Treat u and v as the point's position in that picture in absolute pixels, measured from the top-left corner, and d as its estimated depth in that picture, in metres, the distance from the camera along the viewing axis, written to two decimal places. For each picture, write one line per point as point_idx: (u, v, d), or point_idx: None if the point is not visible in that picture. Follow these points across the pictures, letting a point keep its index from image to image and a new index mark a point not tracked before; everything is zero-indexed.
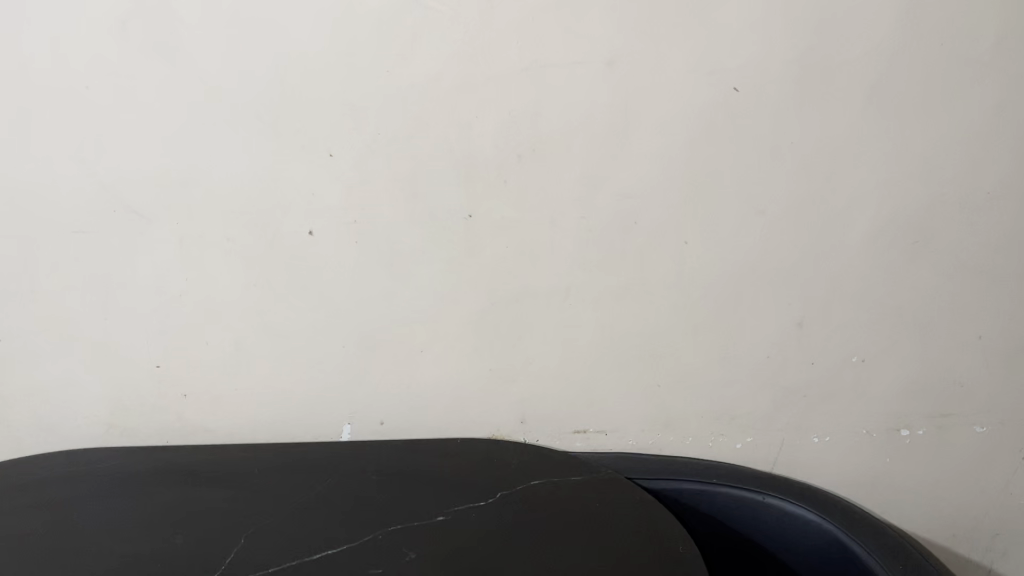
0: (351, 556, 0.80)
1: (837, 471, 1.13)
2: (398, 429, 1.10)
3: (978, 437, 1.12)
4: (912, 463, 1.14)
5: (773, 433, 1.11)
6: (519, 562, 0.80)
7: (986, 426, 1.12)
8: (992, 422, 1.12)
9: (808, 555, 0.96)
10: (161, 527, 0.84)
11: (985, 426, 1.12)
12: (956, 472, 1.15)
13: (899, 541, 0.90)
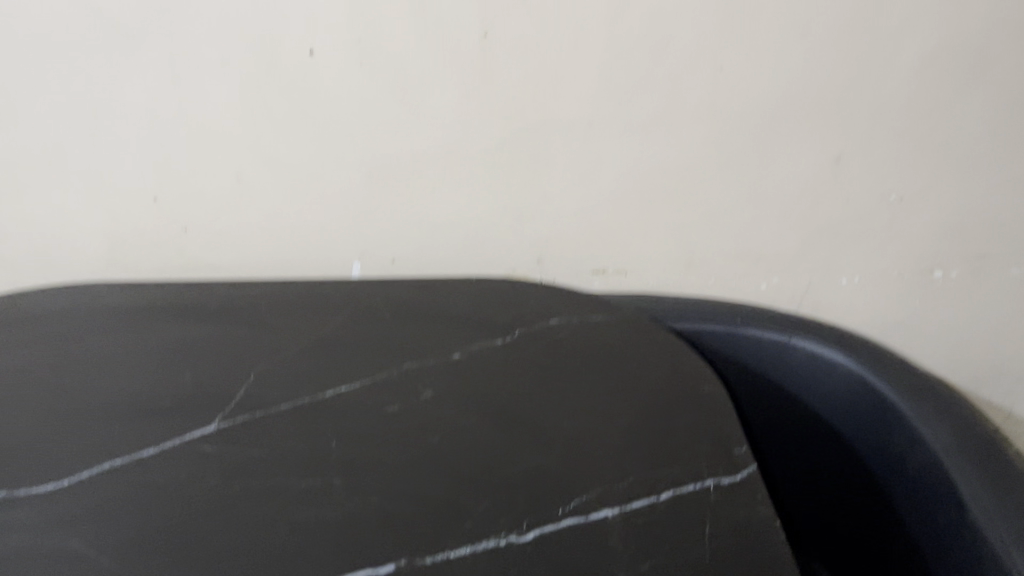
0: (366, 397, 0.78)
1: (863, 313, 1.10)
2: (410, 267, 1.06)
3: (1015, 278, 1.08)
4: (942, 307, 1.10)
5: (798, 274, 1.08)
6: (541, 403, 0.78)
7: None
8: None
9: (836, 398, 0.93)
10: (168, 363, 0.81)
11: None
12: (987, 315, 1.11)
13: (925, 381, 0.88)
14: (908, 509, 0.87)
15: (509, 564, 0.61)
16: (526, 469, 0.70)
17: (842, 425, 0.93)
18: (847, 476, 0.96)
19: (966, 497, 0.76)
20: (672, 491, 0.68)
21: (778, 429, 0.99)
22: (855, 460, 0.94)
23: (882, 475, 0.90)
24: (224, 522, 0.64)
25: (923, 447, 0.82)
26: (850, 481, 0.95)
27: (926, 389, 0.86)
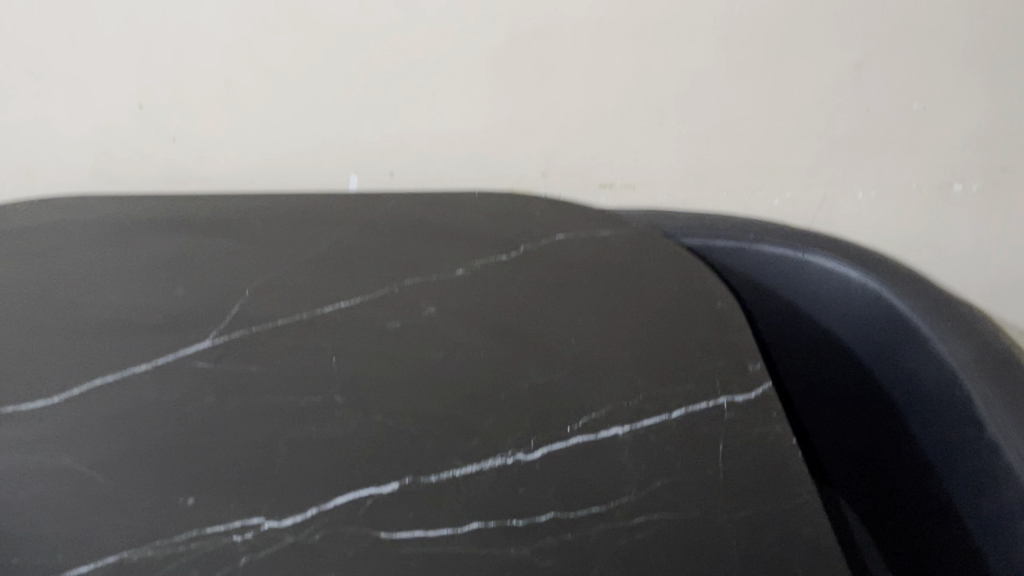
0: (367, 313, 0.75)
1: (879, 228, 1.07)
2: (409, 180, 1.02)
3: None
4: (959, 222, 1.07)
5: (813, 188, 1.04)
6: (548, 318, 0.75)
7: None
8: None
9: (852, 318, 0.89)
10: (160, 277, 0.78)
11: None
12: (1006, 231, 1.07)
13: (944, 297, 0.84)
14: (919, 430, 0.84)
15: (517, 482, 0.60)
16: (533, 387, 0.67)
17: (858, 346, 0.90)
18: (858, 399, 0.93)
19: (981, 413, 0.73)
20: (684, 408, 0.66)
21: (790, 349, 0.96)
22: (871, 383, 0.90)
23: (894, 397, 0.87)
24: (221, 440, 0.62)
25: (938, 365, 0.79)
26: (862, 404, 0.92)
27: (947, 309, 0.83)
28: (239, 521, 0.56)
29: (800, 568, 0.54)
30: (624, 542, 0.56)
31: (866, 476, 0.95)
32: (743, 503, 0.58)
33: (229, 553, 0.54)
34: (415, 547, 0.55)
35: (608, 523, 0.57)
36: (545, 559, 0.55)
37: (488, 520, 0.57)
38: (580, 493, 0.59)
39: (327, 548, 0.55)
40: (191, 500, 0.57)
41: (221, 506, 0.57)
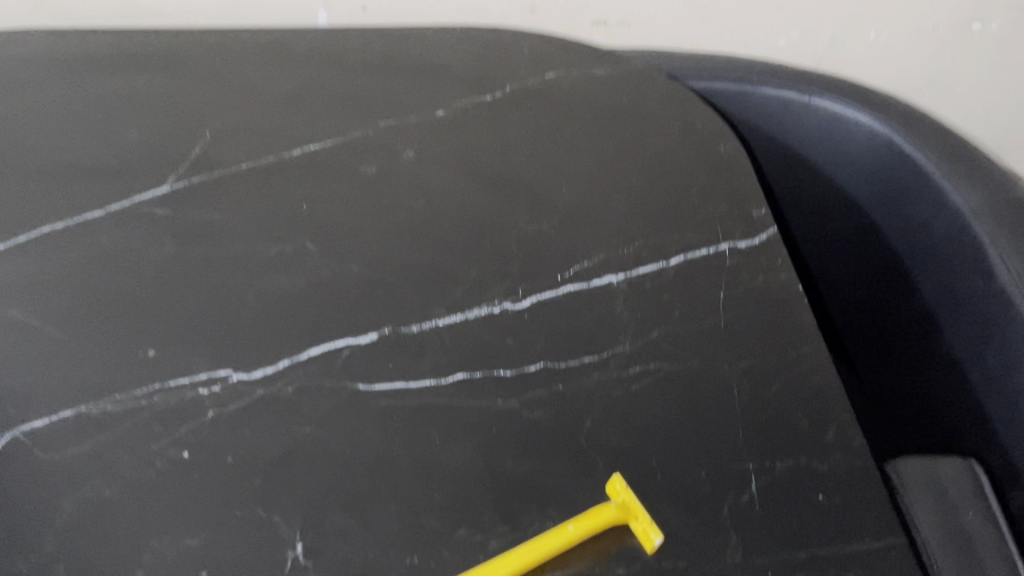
0: (338, 156, 0.68)
1: (889, 71, 1.01)
2: (385, 14, 0.93)
3: None
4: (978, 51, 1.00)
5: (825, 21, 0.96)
6: (538, 160, 0.69)
7: None
8: None
9: (859, 168, 0.81)
10: (112, 116, 0.71)
11: None
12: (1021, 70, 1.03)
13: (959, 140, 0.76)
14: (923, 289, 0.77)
15: (506, 331, 0.56)
16: (521, 234, 0.62)
17: (864, 200, 0.82)
18: (858, 263, 0.85)
19: (997, 264, 0.67)
20: (683, 255, 0.61)
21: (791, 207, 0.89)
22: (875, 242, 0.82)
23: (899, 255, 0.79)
24: (185, 290, 0.57)
25: (948, 210, 0.72)
26: (860, 268, 0.85)
27: (962, 154, 0.74)
28: (206, 373, 0.52)
29: (804, 421, 0.51)
30: (618, 394, 0.53)
31: (858, 347, 0.88)
32: (745, 351, 0.55)
33: (197, 406, 0.50)
34: (397, 398, 0.52)
35: (602, 373, 0.54)
36: (534, 412, 0.52)
37: (475, 370, 0.54)
38: (572, 343, 0.55)
39: (302, 401, 0.51)
40: (152, 352, 0.53)
41: (185, 358, 0.53)
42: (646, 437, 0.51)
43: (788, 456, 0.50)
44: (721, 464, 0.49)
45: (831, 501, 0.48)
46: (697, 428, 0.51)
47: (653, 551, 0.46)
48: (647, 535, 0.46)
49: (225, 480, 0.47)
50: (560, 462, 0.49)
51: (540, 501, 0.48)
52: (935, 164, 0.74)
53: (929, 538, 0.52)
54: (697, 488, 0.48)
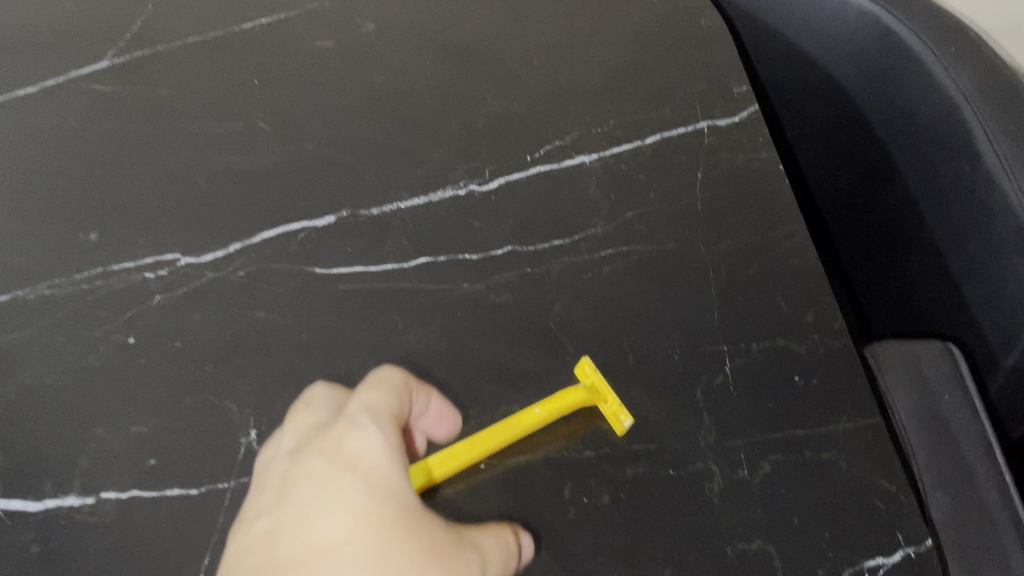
0: (292, 27, 0.62)
1: None
2: None
3: None
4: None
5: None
6: (507, 33, 0.63)
7: None
8: None
9: (850, 53, 0.73)
10: None
11: None
12: None
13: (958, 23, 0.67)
14: (912, 190, 0.71)
15: (472, 215, 0.53)
16: (488, 112, 0.58)
17: (852, 89, 0.75)
18: (846, 153, 0.79)
19: (999, 176, 0.61)
20: (660, 134, 0.57)
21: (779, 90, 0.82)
22: (863, 134, 0.76)
23: (886, 149, 0.73)
24: (128, 172, 0.53)
25: (945, 109, 0.65)
26: (848, 158, 0.79)
27: (965, 43, 0.65)
28: (152, 257, 0.49)
29: (783, 302, 0.49)
30: (590, 277, 0.50)
31: (848, 236, 0.83)
32: (723, 233, 0.52)
33: (143, 290, 0.48)
34: (356, 282, 0.49)
35: (572, 257, 0.51)
36: (502, 296, 0.49)
37: (439, 255, 0.51)
38: (541, 226, 0.52)
39: (254, 285, 0.48)
40: (93, 235, 0.50)
41: (128, 241, 0.50)
42: (618, 321, 0.48)
43: (765, 338, 0.48)
44: (696, 346, 0.47)
45: (808, 383, 0.46)
46: (671, 312, 0.49)
47: (623, 434, 0.44)
48: (617, 418, 0.44)
49: (174, 366, 0.45)
50: (528, 348, 0.47)
51: (506, 385, 0.46)
52: (933, 55, 0.66)
53: (904, 421, 0.51)
54: (670, 372, 0.46)
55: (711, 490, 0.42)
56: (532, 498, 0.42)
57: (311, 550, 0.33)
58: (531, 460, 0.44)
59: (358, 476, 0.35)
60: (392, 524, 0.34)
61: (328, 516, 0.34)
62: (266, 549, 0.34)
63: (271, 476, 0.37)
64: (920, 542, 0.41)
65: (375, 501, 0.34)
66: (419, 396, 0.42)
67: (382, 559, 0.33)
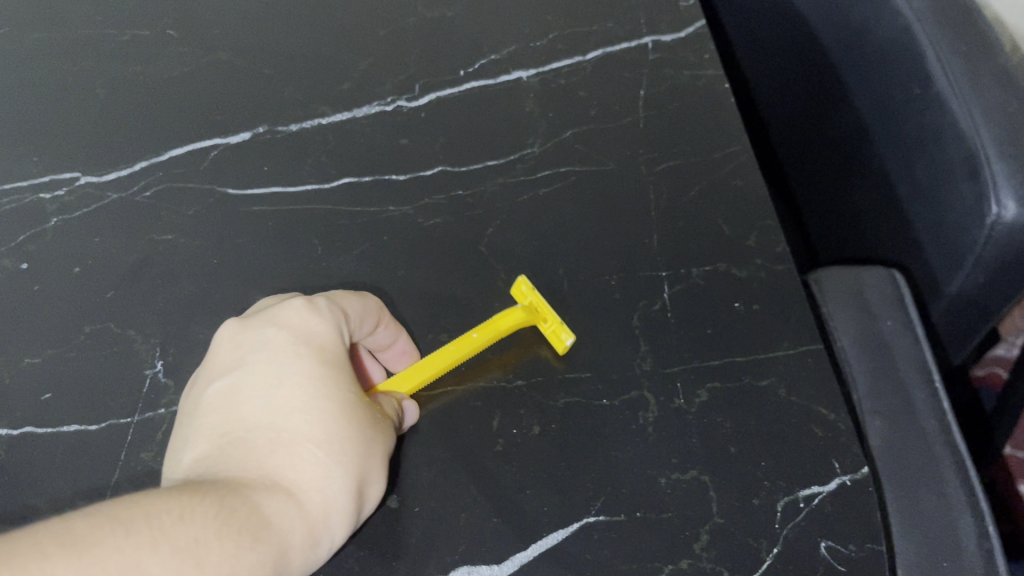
0: None
1: None
2: None
3: None
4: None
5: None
6: None
7: None
8: None
9: None
10: None
11: None
12: None
13: None
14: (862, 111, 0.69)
15: (400, 132, 0.49)
16: (420, 24, 0.54)
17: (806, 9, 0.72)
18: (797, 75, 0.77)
19: (949, 101, 0.59)
20: (601, 50, 0.54)
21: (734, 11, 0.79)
22: (812, 55, 0.73)
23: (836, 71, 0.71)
24: (24, 88, 0.50)
25: (899, 29, 0.63)
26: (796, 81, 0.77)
27: None
28: (48, 176, 0.46)
29: (725, 225, 0.47)
30: (524, 200, 0.48)
31: (794, 162, 0.82)
32: (665, 153, 0.49)
33: (37, 211, 0.45)
34: (272, 203, 0.46)
35: (507, 178, 0.48)
36: (432, 219, 0.46)
37: (364, 176, 0.48)
38: (473, 143, 0.49)
39: (161, 207, 0.45)
40: None
41: (23, 159, 0.46)
42: (553, 245, 0.46)
43: (705, 263, 0.45)
44: (635, 271, 0.45)
45: (749, 309, 0.44)
46: (608, 236, 0.46)
47: (564, 354, 0.42)
48: (558, 334, 0.42)
49: (71, 292, 0.42)
50: (459, 273, 0.45)
51: (433, 312, 0.44)
52: None
53: (847, 347, 0.50)
54: (607, 299, 0.44)
55: (645, 420, 0.41)
56: (458, 431, 0.41)
57: (273, 414, 0.36)
58: (460, 392, 0.42)
59: (314, 348, 0.37)
60: (348, 393, 0.37)
61: (286, 382, 0.36)
62: (227, 411, 0.36)
63: (226, 339, 0.38)
64: (857, 470, 0.39)
65: (330, 371, 0.37)
66: (387, 329, 0.42)
67: (341, 422, 0.36)
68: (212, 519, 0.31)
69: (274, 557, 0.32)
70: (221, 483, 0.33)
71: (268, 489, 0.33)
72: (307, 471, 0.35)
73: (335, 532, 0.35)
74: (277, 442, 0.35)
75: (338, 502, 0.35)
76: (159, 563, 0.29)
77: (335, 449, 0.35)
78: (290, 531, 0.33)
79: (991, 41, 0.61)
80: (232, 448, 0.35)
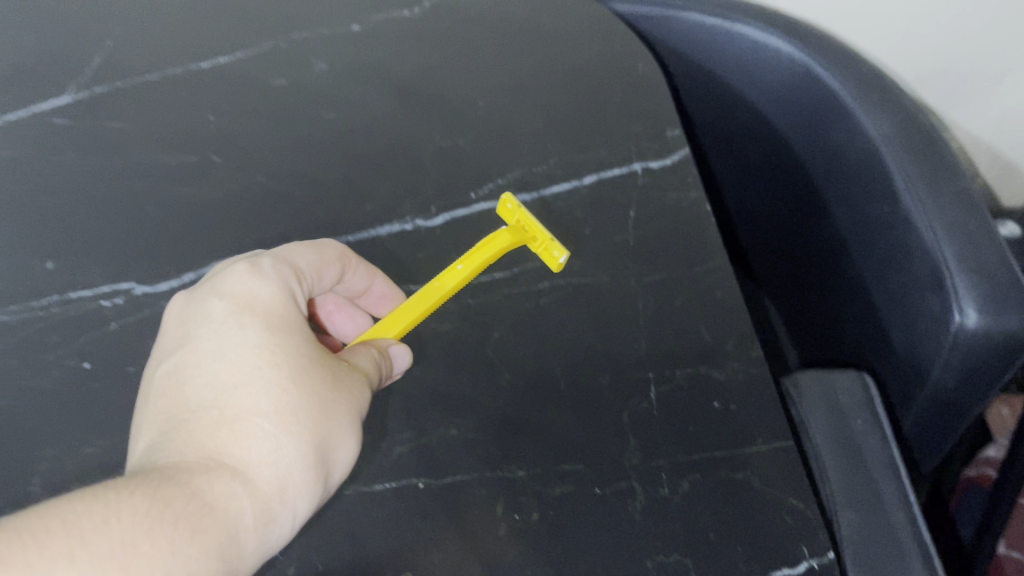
0: (249, 66, 0.65)
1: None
2: None
3: None
4: (994, 61, 0.90)
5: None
6: (457, 75, 0.66)
7: None
8: None
9: (772, 90, 0.78)
10: (8, 20, 0.67)
11: None
12: None
13: (884, 80, 0.72)
14: (840, 224, 0.76)
15: (417, 248, 0.56)
16: (435, 150, 0.61)
17: (764, 107, 0.80)
18: (750, 156, 0.85)
19: (914, 217, 0.66)
20: (596, 175, 0.61)
21: (711, 124, 0.86)
22: (769, 136, 0.81)
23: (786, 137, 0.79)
24: (86, 204, 0.56)
25: (873, 157, 0.70)
26: (740, 149, 0.85)
27: (888, 100, 0.71)
28: (108, 285, 0.52)
29: (706, 331, 0.52)
30: (526, 308, 0.54)
31: (756, 229, 0.90)
32: (653, 267, 0.55)
33: (98, 317, 0.50)
34: None
35: (511, 288, 0.54)
36: (444, 324, 0.53)
37: None
38: (482, 258, 0.56)
39: None
40: (51, 264, 0.53)
41: (86, 270, 0.53)
42: (551, 350, 0.52)
43: (688, 366, 0.51)
44: (625, 372, 0.51)
45: (726, 408, 0.49)
46: (601, 341, 0.52)
47: (556, 269, 0.55)
48: (550, 251, 0.54)
49: (126, 389, 0.48)
50: (466, 371, 0.51)
51: (445, 409, 0.49)
52: (856, 100, 0.71)
53: (820, 444, 0.54)
54: (599, 398, 0.50)
55: (633, 507, 0.45)
56: (463, 516, 0.45)
57: (220, 391, 0.42)
58: (466, 479, 0.46)
59: (255, 315, 0.45)
60: (292, 362, 0.43)
61: (232, 361, 0.43)
62: (176, 391, 0.43)
63: (172, 318, 0.46)
64: (824, 555, 0.43)
65: (275, 340, 0.44)
66: (360, 276, 0.52)
67: (285, 393, 0.42)
68: (139, 519, 0.36)
69: (220, 536, 0.38)
70: (167, 470, 0.39)
71: (215, 471, 0.40)
72: (254, 451, 0.41)
73: (292, 500, 0.41)
74: (225, 424, 0.41)
75: (290, 474, 0.41)
76: (85, 565, 0.33)
77: (281, 423, 0.42)
78: (240, 511, 0.39)
79: (951, 162, 0.68)
80: (181, 428, 0.42)
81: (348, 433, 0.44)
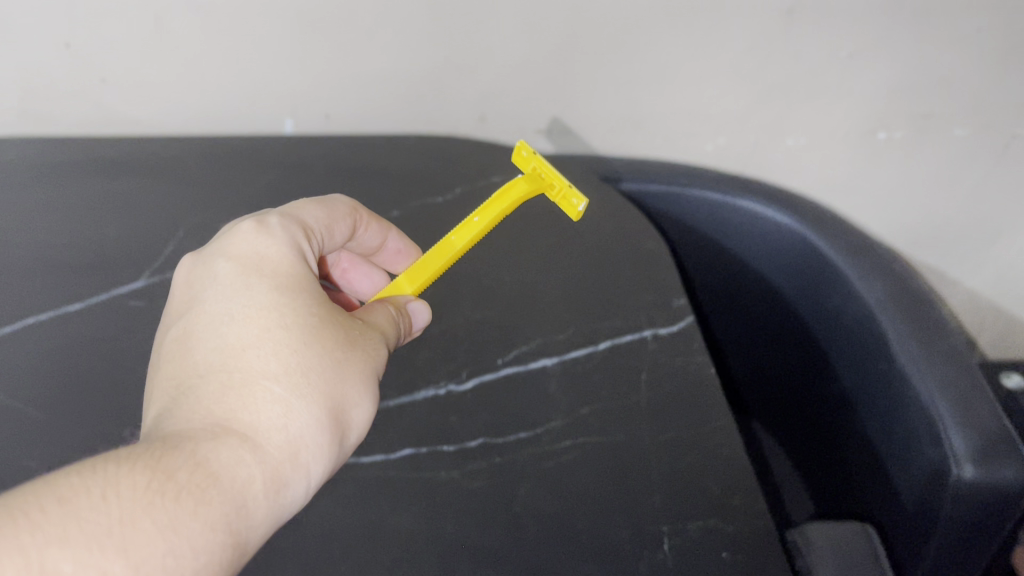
0: None
1: (815, 170, 1.01)
2: (347, 123, 0.93)
3: (987, 144, 0.97)
4: None
5: (781, 139, 0.97)
6: (485, 255, 0.75)
7: (995, 135, 0.96)
8: (1002, 134, 0.96)
9: (770, 252, 0.86)
10: (93, 215, 0.77)
11: (992, 136, 0.96)
12: (939, 180, 1.01)
13: (877, 251, 0.80)
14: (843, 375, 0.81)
15: (450, 410, 0.62)
16: (466, 321, 0.69)
17: (764, 268, 0.87)
18: (745, 306, 0.92)
19: (910, 375, 0.71)
20: (611, 341, 0.67)
21: (715, 284, 0.92)
22: (768, 289, 0.88)
23: (756, 265, 0.88)
24: None
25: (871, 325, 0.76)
26: (737, 299, 0.92)
27: (881, 267, 0.78)
28: None
29: (715, 485, 0.57)
30: (549, 466, 0.59)
31: (756, 374, 0.96)
32: (665, 426, 0.61)
33: None
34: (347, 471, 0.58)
35: (536, 447, 0.60)
36: (474, 481, 0.58)
37: (421, 446, 0.60)
38: (509, 421, 0.62)
39: None
40: (127, 431, 0.59)
41: None
42: (573, 505, 0.57)
43: (699, 518, 0.55)
44: (640, 525, 0.55)
45: (734, 559, 0.53)
46: (619, 495, 0.57)
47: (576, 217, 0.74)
48: (571, 200, 0.73)
49: None
50: (494, 523, 0.55)
51: (474, 560, 0.53)
52: (849, 264, 0.79)
53: None
54: (616, 549, 0.54)
55: None
56: None
57: (226, 355, 0.51)
58: None
59: (258, 274, 0.54)
60: (297, 319, 0.53)
61: (239, 319, 0.52)
62: (188, 355, 0.51)
63: (183, 297, 0.55)
64: None
65: (281, 297, 0.53)
66: (372, 235, 0.68)
67: (293, 348, 0.51)
68: (137, 495, 0.41)
69: (231, 500, 0.45)
70: (179, 437, 0.46)
71: (222, 437, 0.47)
72: (264, 415, 0.49)
73: (303, 459, 0.49)
74: (235, 383, 0.50)
75: (299, 436, 0.49)
76: (82, 542, 0.38)
77: (288, 384, 0.50)
78: (250, 476, 0.46)
79: (939, 321, 0.74)
80: (193, 391, 0.50)
81: (354, 388, 0.53)
